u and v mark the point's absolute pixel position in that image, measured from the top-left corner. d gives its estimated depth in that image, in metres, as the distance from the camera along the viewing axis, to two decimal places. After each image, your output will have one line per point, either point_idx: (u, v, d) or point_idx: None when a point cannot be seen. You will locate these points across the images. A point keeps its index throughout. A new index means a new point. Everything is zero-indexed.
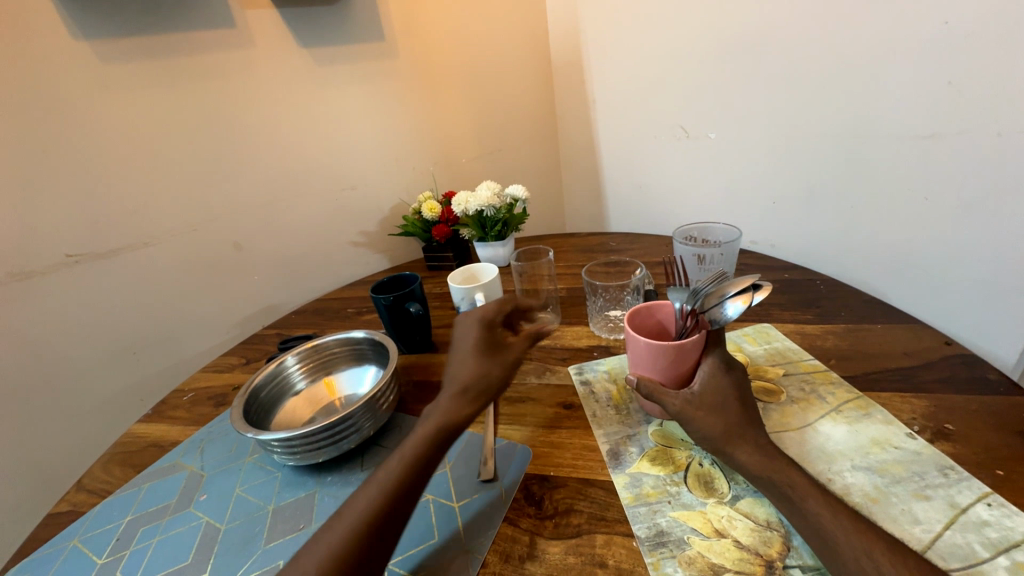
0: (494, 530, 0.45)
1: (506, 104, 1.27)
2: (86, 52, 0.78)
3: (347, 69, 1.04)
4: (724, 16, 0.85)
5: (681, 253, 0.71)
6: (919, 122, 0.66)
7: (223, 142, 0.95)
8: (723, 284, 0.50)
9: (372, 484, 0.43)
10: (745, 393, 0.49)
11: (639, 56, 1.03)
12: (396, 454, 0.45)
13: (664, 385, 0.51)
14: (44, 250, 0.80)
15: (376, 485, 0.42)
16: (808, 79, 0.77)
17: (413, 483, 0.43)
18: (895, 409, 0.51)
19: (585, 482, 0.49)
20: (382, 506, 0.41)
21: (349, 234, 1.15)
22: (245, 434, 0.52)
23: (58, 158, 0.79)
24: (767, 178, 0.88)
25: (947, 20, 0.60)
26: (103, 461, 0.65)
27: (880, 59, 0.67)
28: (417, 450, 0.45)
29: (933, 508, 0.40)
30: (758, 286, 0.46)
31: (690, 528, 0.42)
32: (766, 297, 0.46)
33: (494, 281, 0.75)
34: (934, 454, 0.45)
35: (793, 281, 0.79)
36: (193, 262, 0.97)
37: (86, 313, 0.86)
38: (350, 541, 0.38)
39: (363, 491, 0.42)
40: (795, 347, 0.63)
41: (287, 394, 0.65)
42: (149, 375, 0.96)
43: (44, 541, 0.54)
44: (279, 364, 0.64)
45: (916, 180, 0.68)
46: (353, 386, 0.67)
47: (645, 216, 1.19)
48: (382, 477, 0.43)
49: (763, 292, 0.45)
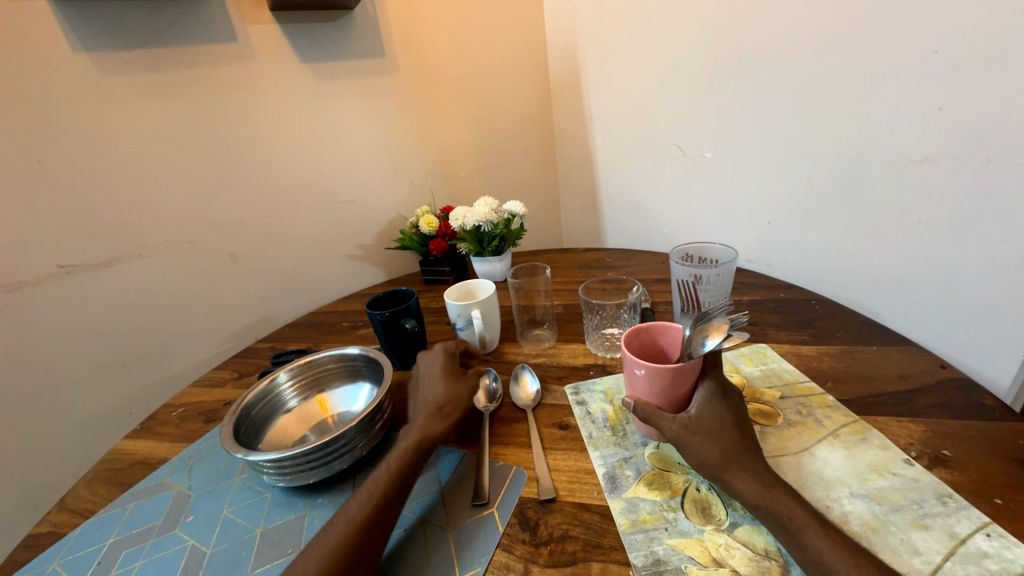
0: (488, 557, 0.44)
1: (505, 120, 1.29)
2: (85, 65, 0.79)
3: (347, 84, 1.05)
4: (719, 39, 0.87)
5: (677, 275, 0.70)
6: (910, 146, 0.67)
7: (221, 155, 0.95)
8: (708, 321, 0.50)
9: (355, 500, 0.46)
10: (741, 417, 0.49)
11: (636, 76, 1.05)
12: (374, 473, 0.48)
13: (661, 409, 0.50)
14: (35, 261, 0.79)
15: (357, 502, 0.46)
16: (802, 103, 0.78)
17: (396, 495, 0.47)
18: (892, 434, 0.51)
19: (581, 507, 0.48)
20: (369, 520, 0.44)
21: (346, 246, 1.15)
22: (234, 454, 0.51)
23: (53, 169, 0.79)
24: (761, 199, 0.89)
25: (936, 49, 0.61)
26: (88, 480, 0.63)
27: (872, 84, 0.69)
28: (395, 467, 0.48)
29: (932, 538, 0.40)
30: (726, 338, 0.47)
31: (687, 557, 0.41)
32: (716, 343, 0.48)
33: (491, 298, 0.74)
34: (932, 482, 0.45)
35: (788, 301, 0.79)
36: (188, 274, 0.96)
37: (76, 325, 0.85)
38: (340, 553, 0.42)
39: (348, 508, 0.45)
40: (792, 369, 0.63)
41: (278, 412, 0.64)
42: (138, 388, 0.94)
43: (23, 564, 0.52)
44: (272, 381, 0.63)
45: (910, 203, 0.68)
46: (345, 403, 0.67)
47: (641, 232, 1.20)
48: (363, 494, 0.46)
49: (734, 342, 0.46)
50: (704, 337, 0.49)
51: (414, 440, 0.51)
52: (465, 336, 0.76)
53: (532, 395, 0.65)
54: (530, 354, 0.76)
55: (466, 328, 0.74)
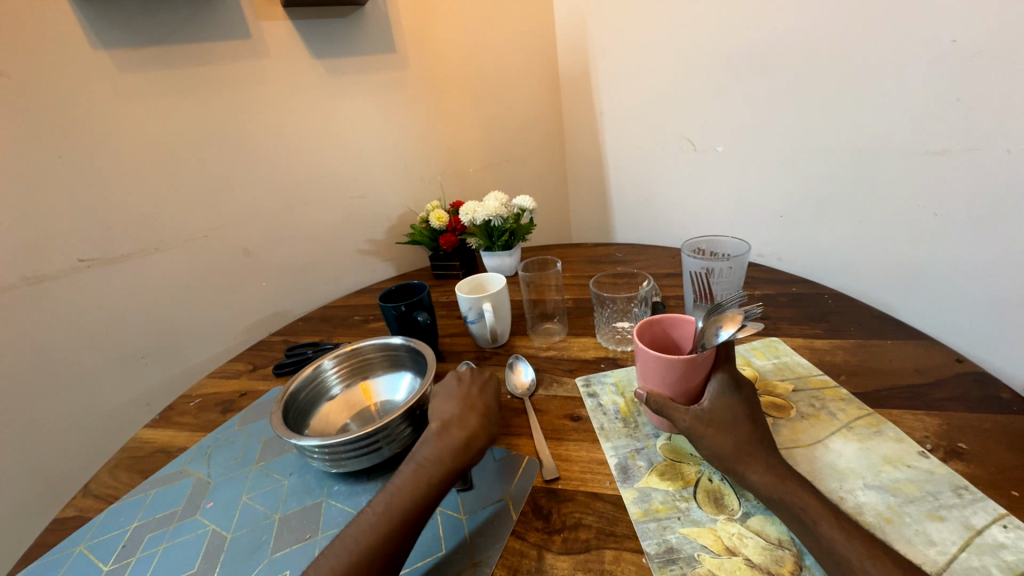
0: (503, 544, 0.45)
1: (515, 114, 1.29)
2: (104, 62, 0.80)
3: (358, 79, 1.06)
4: (732, 32, 0.86)
5: (688, 268, 0.69)
6: (926, 138, 0.66)
7: (235, 150, 0.96)
8: (723, 312, 0.50)
9: (384, 500, 0.45)
10: (755, 410, 0.49)
11: (647, 69, 1.04)
12: (406, 470, 0.48)
13: (674, 401, 0.51)
14: (57, 254, 0.81)
15: (365, 531, 0.43)
16: (815, 95, 0.77)
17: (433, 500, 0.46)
18: (907, 427, 0.50)
19: (593, 496, 0.49)
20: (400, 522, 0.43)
21: (357, 241, 1.16)
22: (286, 438, 0.52)
23: (74, 164, 0.80)
24: (775, 192, 0.89)
25: (955, 39, 0.60)
26: (111, 467, 0.65)
27: (886, 75, 0.68)
28: (431, 469, 0.47)
29: (947, 530, 0.40)
30: (743, 328, 0.47)
31: (700, 545, 0.42)
32: (730, 334, 0.47)
33: (502, 291, 0.75)
34: (948, 474, 0.44)
35: (800, 295, 0.79)
36: (202, 268, 0.97)
37: (96, 317, 0.87)
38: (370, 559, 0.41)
39: (376, 503, 0.45)
40: (805, 362, 0.63)
41: (323, 399, 0.65)
42: (156, 380, 0.96)
43: (50, 547, 0.54)
44: (317, 368, 0.64)
45: (925, 195, 0.67)
46: (388, 393, 0.67)
47: (651, 227, 1.20)
48: (395, 492, 0.46)
49: (745, 332, 0.46)
50: (719, 327, 0.49)
51: (454, 438, 0.50)
52: (476, 330, 0.76)
53: (526, 384, 0.67)
54: (540, 348, 0.76)
55: (477, 321, 0.75)
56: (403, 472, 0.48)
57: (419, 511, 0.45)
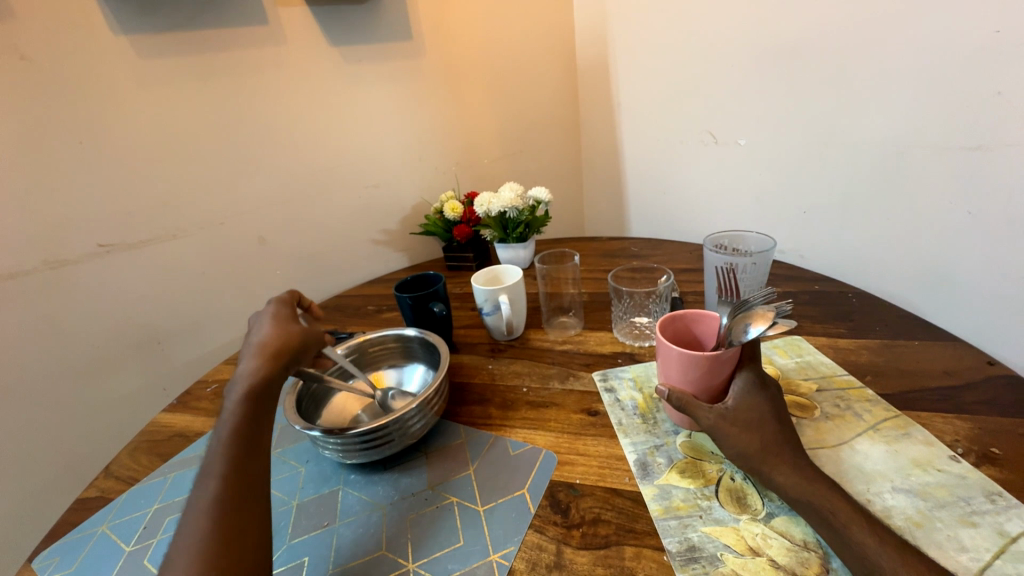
0: (521, 537, 0.45)
1: (532, 104, 1.27)
2: (125, 47, 0.80)
3: (374, 67, 1.04)
4: (758, 22, 0.84)
5: (711, 262, 0.68)
6: (963, 133, 0.63)
7: (251, 138, 0.96)
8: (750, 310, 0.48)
9: (200, 486, 0.43)
10: (781, 411, 0.48)
11: (669, 59, 1.02)
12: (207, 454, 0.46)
13: (697, 397, 0.50)
14: (78, 239, 0.82)
15: (206, 484, 0.43)
16: (848, 88, 0.75)
17: (242, 465, 0.45)
18: (937, 430, 0.49)
19: (612, 492, 0.48)
20: (227, 485, 0.43)
21: (371, 231, 1.16)
22: (296, 427, 0.53)
23: (93, 150, 0.81)
24: (800, 189, 0.87)
25: (999, 29, 0.57)
26: (130, 450, 0.66)
27: (923, 67, 0.65)
28: (229, 438, 0.47)
29: (981, 536, 0.39)
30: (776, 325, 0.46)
31: (723, 545, 0.41)
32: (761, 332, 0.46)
33: (518, 283, 0.74)
34: (981, 479, 0.43)
35: (823, 293, 0.77)
36: (218, 255, 0.98)
37: (116, 301, 0.88)
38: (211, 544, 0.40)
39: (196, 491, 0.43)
40: (829, 362, 0.61)
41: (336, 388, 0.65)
42: (173, 365, 0.97)
43: (73, 527, 0.55)
44: None
45: (960, 192, 0.65)
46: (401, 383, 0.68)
47: (668, 222, 1.18)
48: (208, 476, 0.44)
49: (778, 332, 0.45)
50: (748, 325, 0.47)
51: (242, 395, 0.49)
52: (492, 322, 0.76)
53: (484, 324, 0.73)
54: (556, 341, 0.75)
55: (493, 313, 0.74)
56: (208, 455, 0.46)
57: (232, 481, 0.44)
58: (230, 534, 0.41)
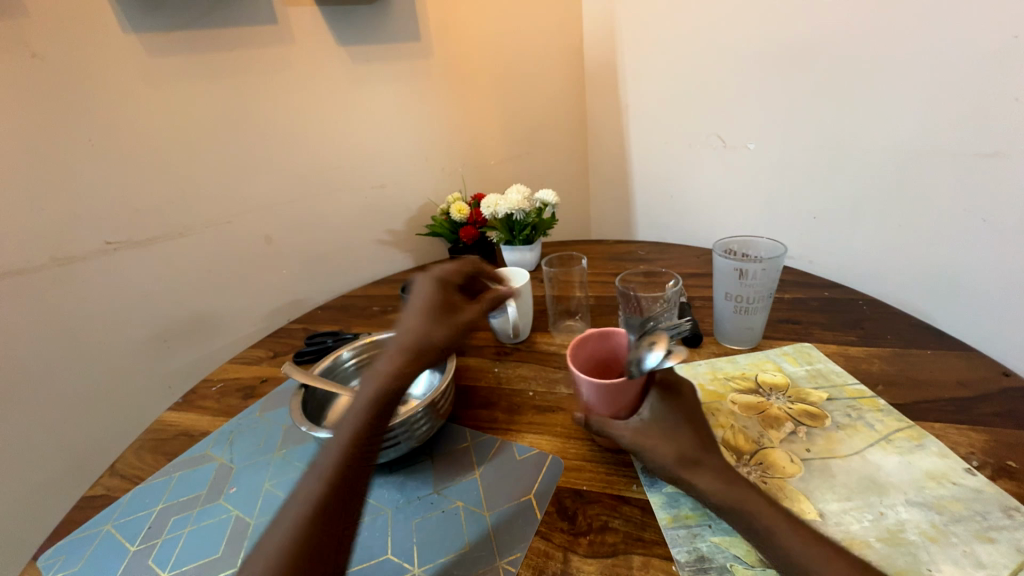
0: (527, 544, 0.45)
1: (539, 106, 1.27)
2: (135, 46, 0.81)
3: (383, 67, 1.04)
4: (770, 26, 0.83)
5: (719, 266, 0.66)
6: (978, 140, 0.63)
7: (259, 137, 0.96)
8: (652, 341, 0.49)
9: (306, 480, 0.42)
10: (696, 419, 0.49)
11: (679, 62, 1.01)
12: (323, 449, 0.45)
13: (614, 416, 0.50)
14: (86, 236, 0.82)
15: (309, 480, 0.42)
16: (860, 94, 0.74)
17: (352, 469, 0.43)
18: (951, 442, 0.48)
19: (619, 499, 0.47)
20: (329, 492, 0.41)
21: (377, 231, 1.16)
22: (302, 427, 0.53)
23: (102, 148, 0.81)
24: (810, 194, 0.86)
25: (1016, 35, 0.57)
26: (136, 448, 0.66)
27: (938, 73, 0.65)
28: (350, 438, 0.45)
29: (998, 552, 0.38)
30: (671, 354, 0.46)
31: (732, 555, 0.41)
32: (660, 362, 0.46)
33: (525, 286, 0.74)
34: (997, 493, 0.42)
35: (833, 300, 0.76)
36: (225, 254, 0.98)
37: (123, 298, 0.88)
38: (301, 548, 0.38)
39: (301, 483, 0.42)
40: (839, 370, 0.61)
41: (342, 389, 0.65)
42: (179, 363, 0.97)
43: (78, 525, 0.55)
44: (336, 359, 0.65)
45: (974, 199, 0.64)
46: None
47: (675, 225, 1.17)
48: (314, 471, 0.43)
49: (673, 359, 0.45)
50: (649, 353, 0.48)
51: (370, 396, 0.48)
52: (498, 324, 0.75)
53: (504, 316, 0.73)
54: (562, 345, 0.75)
55: (499, 316, 0.74)
56: (322, 448, 0.45)
57: (336, 482, 0.42)
58: (321, 543, 0.38)
